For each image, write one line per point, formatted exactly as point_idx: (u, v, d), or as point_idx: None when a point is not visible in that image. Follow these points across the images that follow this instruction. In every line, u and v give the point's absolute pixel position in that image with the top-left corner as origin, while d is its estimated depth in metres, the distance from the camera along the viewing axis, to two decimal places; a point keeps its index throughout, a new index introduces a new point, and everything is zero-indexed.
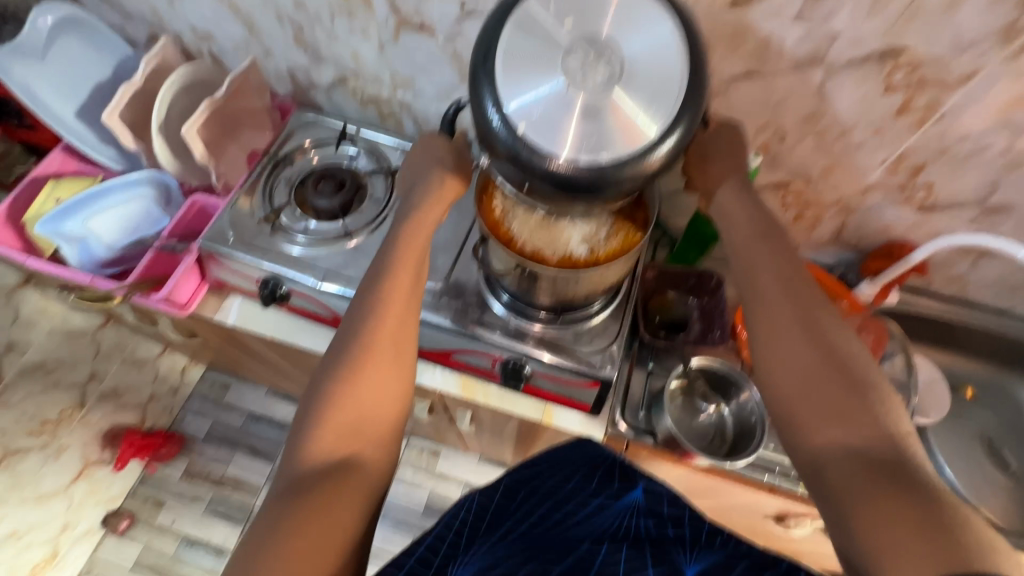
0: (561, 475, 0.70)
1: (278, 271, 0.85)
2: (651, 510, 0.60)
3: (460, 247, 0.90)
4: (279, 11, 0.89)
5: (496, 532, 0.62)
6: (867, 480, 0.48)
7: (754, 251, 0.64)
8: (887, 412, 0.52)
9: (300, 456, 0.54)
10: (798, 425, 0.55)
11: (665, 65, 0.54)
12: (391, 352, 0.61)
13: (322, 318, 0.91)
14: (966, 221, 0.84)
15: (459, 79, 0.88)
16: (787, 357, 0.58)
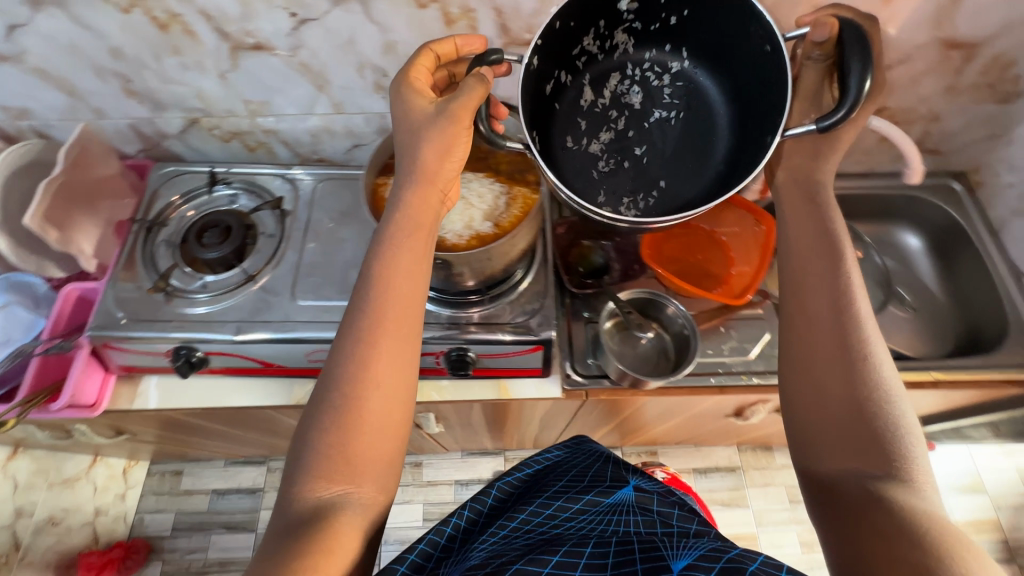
0: (561, 476, 0.78)
1: (187, 337, 0.80)
2: (642, 508, 0.68)
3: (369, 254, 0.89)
4: (96, 66, 0.80)
5: (496, 527, 0.67)
6: (875, 505, 0.50)
7: (804, 272, 0.64)
8: (917, 461, 0.53)
9: (302, 494, 0.54)
10: (815, 437, 0.57)
11: (706, 177, 0.72)
12: (389, 439, 0.57)
13: (251, 370, 0.86)
14: None
15: (317, 90, 0.86)
16: (819, 368, 0.59)
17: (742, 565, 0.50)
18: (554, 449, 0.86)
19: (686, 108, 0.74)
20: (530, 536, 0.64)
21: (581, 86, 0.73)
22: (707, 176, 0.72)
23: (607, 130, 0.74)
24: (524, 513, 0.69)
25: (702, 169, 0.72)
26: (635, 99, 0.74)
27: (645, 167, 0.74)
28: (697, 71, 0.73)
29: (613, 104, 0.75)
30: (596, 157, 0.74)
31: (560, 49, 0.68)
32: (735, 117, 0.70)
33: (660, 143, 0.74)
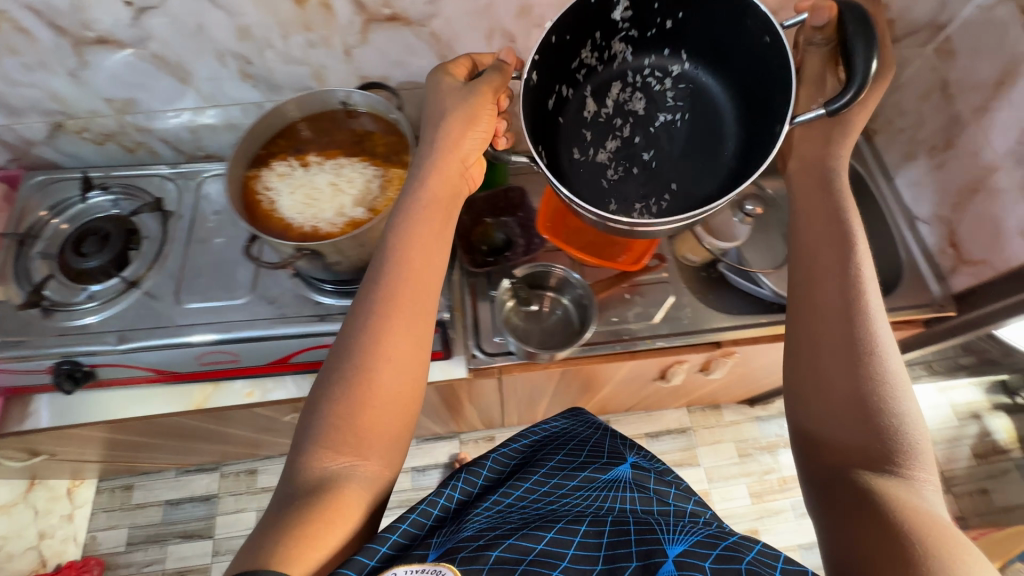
0: (557, 449, 0.70)
1: (306, 327, 0.76)
2: (640, 485, 0.62)
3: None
4: (218, 50, 0.73)
5: (598, 495, 0.60)
6: (866, 515, 0.44)
7: (820, 243, 0.57)
8: (916, 443, 0.48)
9: (310, 464, 0.50)
10: (809, 412, 0.52)
11: (716, 174, 0.66)
12: (387, 434, 0.53)
13: (269, 367, 0.81)
14: (930, 154, 0.91)
15: (439, 62, 0.79)
16: (823, 347, 0.53)
17: (739, 556, 0.47)
18: (561, 417, 0.79)
19: (693, 109, 0.69)
20: (526, 512, 0.58)
21: (584, 95, 0.69)
22: (720, 174, 0.65)
23: (614, 138, 0.69)
24: (631, 479, 0.63)
25: (718, 162, 0.66)
26: (640, 104, 0.69)
27: (657, 170, 0.68)
28: (699, 74, 0.68)
29: (617, 113, 0.70)
30: (603, 166, 0.69)
31: (558, 63, 0.63)
32: (740, 110, 0.65)
33: (668, 144, 0.69)
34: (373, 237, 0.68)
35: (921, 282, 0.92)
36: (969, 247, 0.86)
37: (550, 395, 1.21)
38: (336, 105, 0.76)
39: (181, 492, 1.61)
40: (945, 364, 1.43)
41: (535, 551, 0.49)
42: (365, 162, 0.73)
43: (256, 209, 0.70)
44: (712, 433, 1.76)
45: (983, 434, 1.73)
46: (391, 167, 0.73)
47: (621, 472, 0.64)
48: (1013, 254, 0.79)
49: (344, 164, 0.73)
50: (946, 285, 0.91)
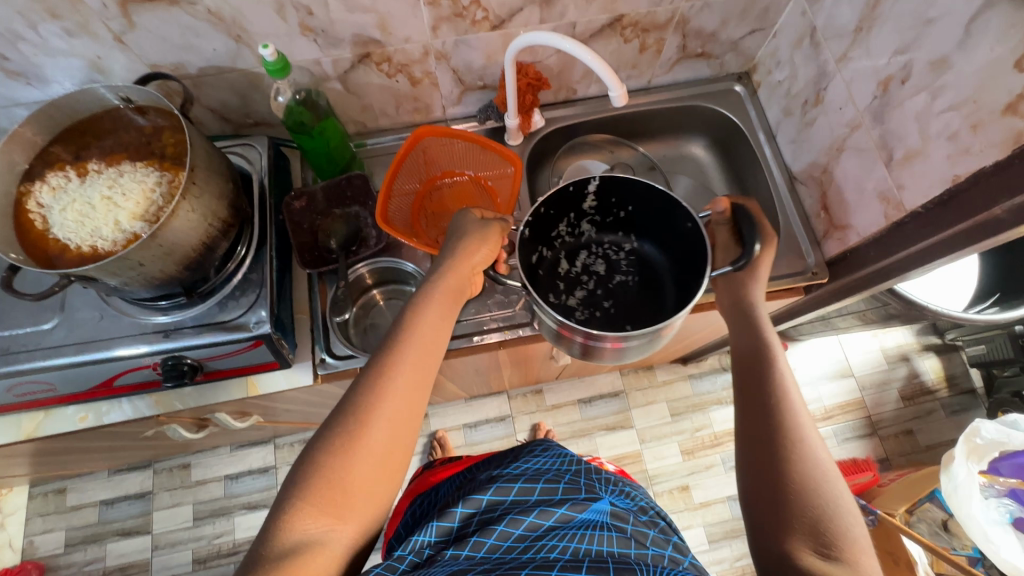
0: (529, 482, 0.69)
1: (135, 348, 0.71)
2: (617, 526, 0.62)
3: (273, 253, 0.77)
4: None
5: (571, 534, 0.59)
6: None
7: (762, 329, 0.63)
8: (853, 536, 0.47)
9: (281, 526, 0.48)
10: (758, 471, 0.52)
11: (669, 310, 0.78)
12: (369, 499, 0.52)
13: (96, 393, 0.77)
14: (804, 109, 0.84)
15: (235, 42, 0.70)
16: (765, 422, 0.54)
17: None
18: (538, 451, 0.79)
19: (640, 274, 0.82)
20: (498, 558, 0.56)
21: (558, 257, 0.82)
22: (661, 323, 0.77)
23: (580, 290, 0.82)
24: (609, 521, 0.63)
25: (661, 313, 0.78)
26: (601, 267, 0.84)
27: (614, 315, 0.80)
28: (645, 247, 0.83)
29: (584, 271, 0.83)
30: (572, 309, 0.80)
31: (540, 229, 0.75)
32: (676, 275, 0.78)
33: (626, 299, 0.81)
34: (160, 253, 0.62)
35: (797, 248, 0.87)
36: (838, 211, 0.81)
37: (450, 382, 1.17)
38: (114, 101, 0.68)
39: (115, 491, 1.45)
40: (869, 316, 1.38)
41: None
42: (149, 166, 0.66)
43: (27, 232, 0.63)
44: (645, 394, 1.75)
45: (912, 378, 1.73)
46: (177, 172, 0.65)
47: (601, 512, 0.64)
48: (873, 219, 0.74)
49: (125, 171, 0.66)
50: (820, 251, 0.86)
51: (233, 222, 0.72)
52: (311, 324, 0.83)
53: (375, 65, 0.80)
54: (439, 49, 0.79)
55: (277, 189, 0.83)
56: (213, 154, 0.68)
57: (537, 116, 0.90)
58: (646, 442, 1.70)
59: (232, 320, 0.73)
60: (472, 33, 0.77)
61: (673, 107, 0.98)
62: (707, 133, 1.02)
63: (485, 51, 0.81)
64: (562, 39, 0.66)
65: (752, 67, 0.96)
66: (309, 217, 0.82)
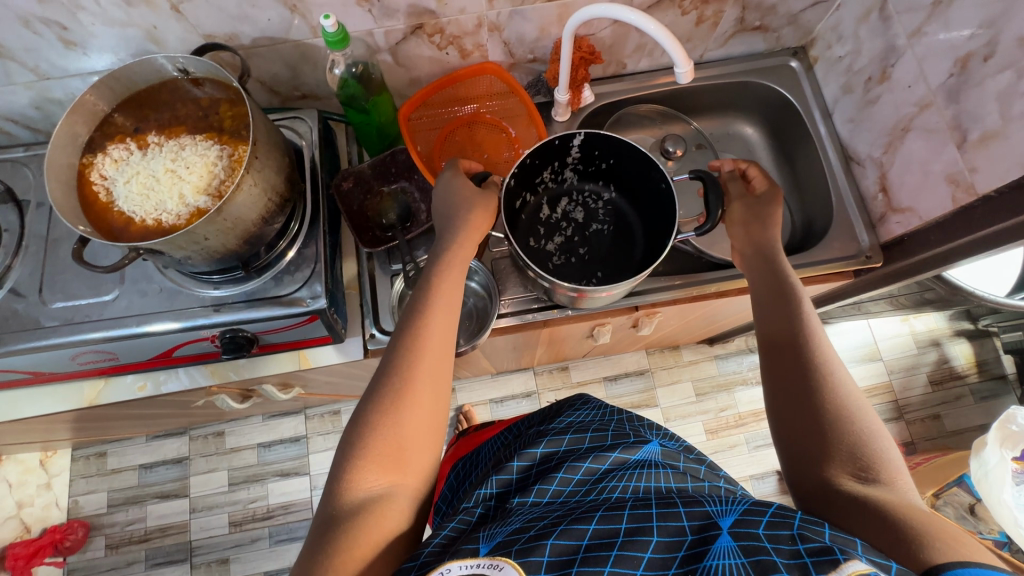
0: (578, 432, 0.69)
1: (194, 321, 0.72)
2: (668, 464, 0.62)
3: (326, 229, 0.78)
4: (20, 15, 0.63)
5: (628, 475, 0.59)
6: (863, 512, 0.48)
7: (775, 289, 0.68)
8: (885, 456, 0.53)
9: (343, 488, 0.50)
10: (792, 420, 0.57)
11: (639, 261, 0.84)
12: (428, 445, 0.55)
13: (153, 363, 0.79)
14: (866, 85, 0.82)
15: (291, 13, 0.69)
16: (791, 374, 0.60)
17: (789, 520, 0.45)
18: (580, 403, 0.79)
19: (615, 225, 0.88)
20: (564, 504, 0.56)
21: (541, 202, 0.88)
22: (627, 275, 0.84)
23: (559, 235, 0.87)
24: (660, 459, 0.63)
25: (630, 267, 0.85)
26: (580, 215, 0.89)
27: (587, 260, 0.86)
28: (620, 199, 0.89)
29: (564, 218, 0.89)
30: (549, 254, 0.86)
31: (524, 178, 0.81)
32: (647, 228, 0.85)
33: (600, 247, 0.87)
34: (223, 227, 0.63)
35: (851, 230, 0.85)
36: (898, 193, 0.79)
37: (485, 358, 1.19)
38: (171, 72, 0.67)
39: (154, 455, 1.50)
40: (907, 300, 1.36)
41: (584, 545, 0.45)
42: (209, 140, 0.66)
43: (92, 204, 0.63)
44: (670, 373, 1.76)
45: (942, 363, 1.71)
46: (237, 145, 0.65)
47: (650, 453, 0.63)
48: (938, 203, 0.72)
49: (185, 145, 0.65)
50: (875, 234, 0.84)
51: (288, 197, 0.72)
52: (360, 299, 0.84)
53: (427, 37, 0.78)
54: (493, 20, 0.77)
55: (325, 164, 0.82)
56: (271, 128, 0.68)
57: (587, 92, 0.88)
58: (670, 421, 1.71)
59: (288, 295, 0.74)
60: (529, 3, 0.75)
61: (724, 83, 0.96)
62: (757, 111, 1.00)
63: (539, 23, 0.79)
64: (629, 11, 0.63)
65: (809, 41, 0.93)
66: (357, 197, 0.83)
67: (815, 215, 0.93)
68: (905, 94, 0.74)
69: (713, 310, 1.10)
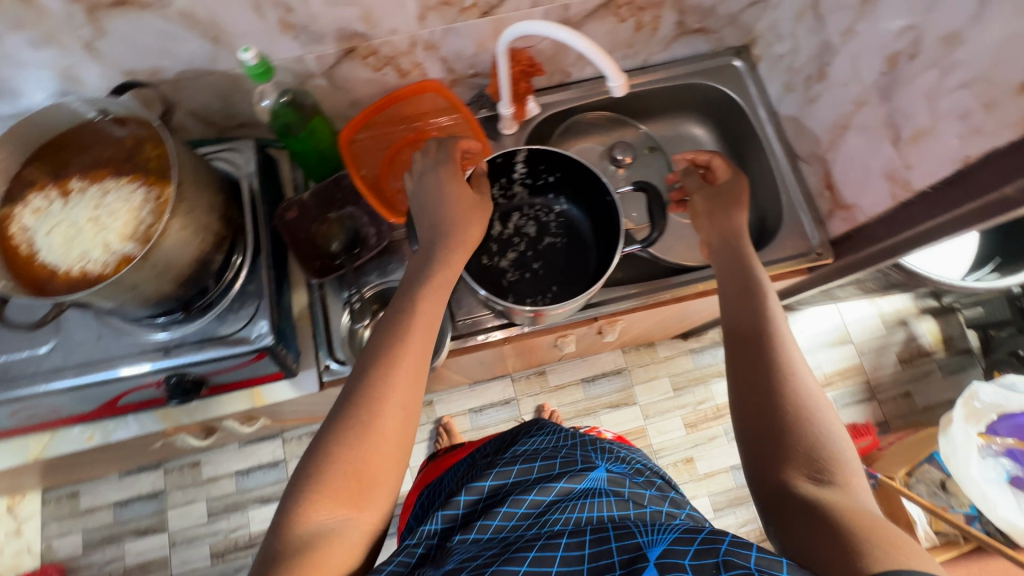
0: (529, 459, 0.69)
1: (136, 368, 0.70)
2: (617, 490, 0.62)
3: (269, 262, 0.76)
4: None
5: (573, 504, 0.59)
6: (809, 516, 0.47)
7: (742, 288, 0.68)
8: (843, 459, 0.52)
9: (292, 519, 0.49)
10: (754, 419, 0.57)
11: (591, 272, 0.84)
12: (389, 474, 0.54)
13: (97, 413, 0.76)
14: (806, 84, 0.82)
15: (213, 44, 0.67)
16: (756, 373, 0.59)
17: (717, 547, 0.47)
18: (536, 430, 0.79)
19: (567, 237, 0.87)
20: (502, 539, 0.57)
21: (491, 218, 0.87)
22: (581, 287, 0.83)
23: (512, 251, 0.86)
24: (607, 487, 0.63)
25: (583, 278, 0.84)
26: (531, 229, 0.88)
27: (542, 275, 0.85)
28: (572, 211, 0.88)
29: (516, 234, 0.88)
30: (503, 271, 0.85)
31: None
32: (598, 239, 0.85)
33: (554, 260, 0.86)
34: (153, 273, 0.60)
35: (800, 228, 0.86)
36: (842, 190, 0.79)
37: (455, 373, 1.17)
38: (91, 114, 0.65)
39: (128, 492, 1.46)
40: (871, 284, 1.38)
41: None
42: (135, 182, 0.63)
43: (13, 257, 0.61)
44: (647, 370, 1.76)
45: (910, 341, 1.74)
46: (164, 186, 0.63)
47: (598, 478, 0.64)
48: (879, 199, 0.73)
49: (109, 189, 0.63)
50: (825, 230, 0.85)
51: (226, 234, 0.70)
52: (313, 331, 0.82)
53: (361, 59, 0.76)
54: (427, 38, 0.75)
55: (266, 194, 0.80)
56: (199, 165, 0.65)
57: (531, 104, 0.87)
58: (650, 417, 1.72)
59: (233, 334, 0.72)
60: (461, 21, 0.73)
61: (670, 86, 0.95)
62: (706, 112, 0.99)
63: (476, 38, 0.78)
64: (558, 28, 0.62)
65: (751, 40, 0.93)
66: (303, 225, 0.81)
67: (767, 214, 0.93)
68: (841, 92, 0.75)
69: (677, 310, 1.11)
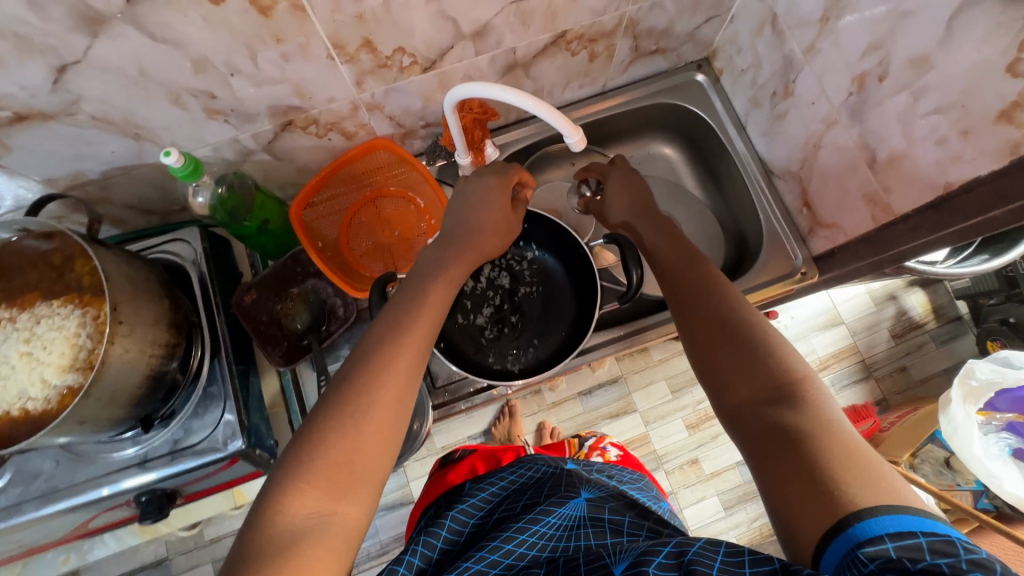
0: (519, 498, 0.71)
1: (99, 494, 0.66)
2: (593, 520, 0.63)
3: (231, 360, 0.71)
4: None
5: (554, 534, 0.62)
6: (771, 442, 0.43)
7: (676, 246, 0.66)
8: (791, 363, 0.47)
9: (271, 515, 0.41)
10: (704, 356, 0.53)
11: (568, 323, 0.85)
12: (376, 451, 0.47)
13: (72, 535, 0.73)
14: (773, 100, 0.78)
15: (135, 140, 0.61)
16: (699, 311, 0.56)
17: (686, 549, 0.47)
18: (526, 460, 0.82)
19: (542, 285, 0.86)
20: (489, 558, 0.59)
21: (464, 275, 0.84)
22: (561, 337, 0.83)
23: (488, 307, 0.85)
24: (586, 513, 0.65)
25: (561, 328, 0.84)
26: (506, 280, 0.86)
27: (520, 327, 0.85)
28: (545, 257, 0.87)
29: (490, 286, 0.86)
30: (480, 328, 0.84)
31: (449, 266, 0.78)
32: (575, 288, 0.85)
33: (531, 311, 0.86)
34: (100, 403, 0.56)
35: (782, 247, 0.83)
36: (821, 208, 0.76)
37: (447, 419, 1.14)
38: (9, 234, 0.59)
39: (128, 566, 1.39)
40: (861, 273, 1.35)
41: None
42: (68, 304, 0.58)
43: None
44: (643, 376, 1.72)
45: (901, 315, 1.71)
46: (102, 305, 0.58)
47: (576, 508, 0.65)
48: (859, 220, 0.70)
49: (41, 316, 0.58)
50: (807, 247, 0.82)
51: (178, 338, 0.65)
52: (288, 417, 0.79)
53: (302, 130, 0.71)
54: (369, 100, 0.70)
55: (218, 279, 0.74)
56: (137, 277, 0.60)
57: (490, 149, 0.83)
58: (650, 423, 1.69)
59: (201, 443, 0.67)
60: (402, 80, 0.68)
61: (633, 109, 0.91)
62: (672, 129, 0.96)
63: (422, 93, 0.73)
64: (504, 90, 0.58)
65: (712, 52, 0.88)
66: (264, 306, 0.77)
67: (747, 232, 0.90)
68: (811, 110, 0.71)
69: None
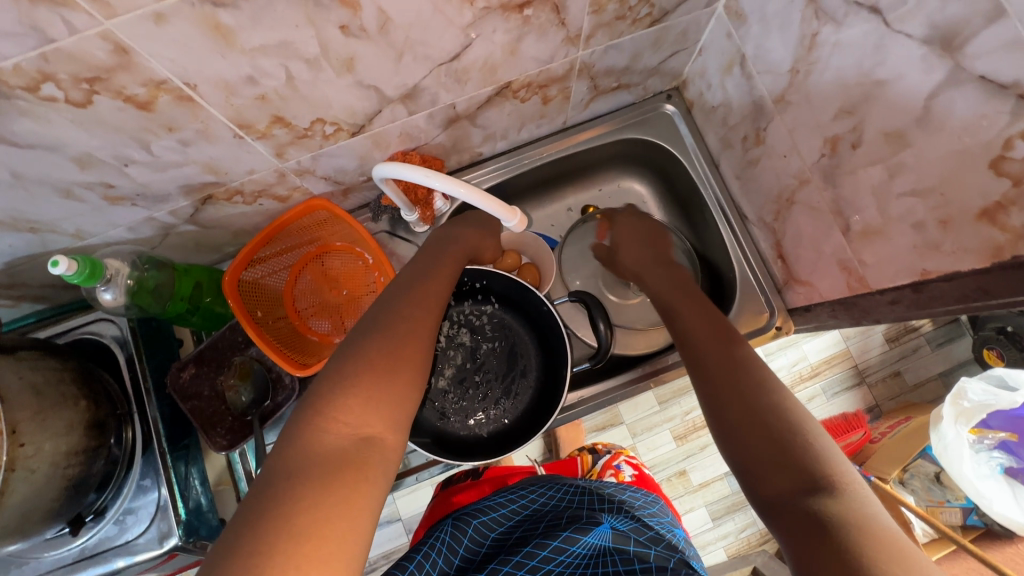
0: (540, 521, 0.61)
1: None
2: (619, 548, 0.54)
3: (166, 447, 0.68)
4: None
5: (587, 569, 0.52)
6: (813, 540, 0.37)
7: (696, 309, 0.61)
8: (826, 453, 0.43)
9: (316, 425, 0.41)
10: (730, 432, 0.47)
11: (535, 381, 0.80)
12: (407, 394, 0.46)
13: None
14: (746, 144, 0.71)
15: (33, 232, 0.56)
16: (722, 383, 0.51)
17: None
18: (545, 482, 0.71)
19: (505, 339, 0.82)
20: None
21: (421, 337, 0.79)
22: (529, 396, 0.80)
23: (449, 367, 0.79)
24: (612, 542, 0.55)
25: (526, 387, 0.80)
26: (466, 336, 0.81)
27: (484, 388, 0.80)
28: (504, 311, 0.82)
29: (450, 344, 0.81)
30: (442, 392, 0.79)
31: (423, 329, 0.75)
32: (540, 341, 0.80)
33: (495, 368, 0.81)
34: (9, 523, 0.52)
35: (758, 298, 0.77)
36: (796, 263, 0.70)
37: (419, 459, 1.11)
38: None
39: None
40: None
41: None
42: None
43: None
44: None
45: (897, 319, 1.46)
46: None
47: (602, 534, 0.56)
48: (834, 284, 0.64)
49: None
50: (783, 298, 0.77)
51: (99, 438, 0.61)
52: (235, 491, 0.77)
53: (226, 200, 0.65)
54: (295, 167, 0.64)
55: (153, 359, 0.71)
56: (46, 384, 0.55)
57: (439, 202, 0.77)
58: (637, 436, 1.37)
59: (136, 539, 0.65)
60: (329, 145, 0.62)
61: (600, 145, 0.84)
62: (642, 165, 0.89)
63: (356, 154, 0.66)
64: (433, 178, 0.59)
65: (683, 81, 0.81)
66: (207, 381, 0.72)
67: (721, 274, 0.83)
68: (784, 163, 0.65)
69: None
